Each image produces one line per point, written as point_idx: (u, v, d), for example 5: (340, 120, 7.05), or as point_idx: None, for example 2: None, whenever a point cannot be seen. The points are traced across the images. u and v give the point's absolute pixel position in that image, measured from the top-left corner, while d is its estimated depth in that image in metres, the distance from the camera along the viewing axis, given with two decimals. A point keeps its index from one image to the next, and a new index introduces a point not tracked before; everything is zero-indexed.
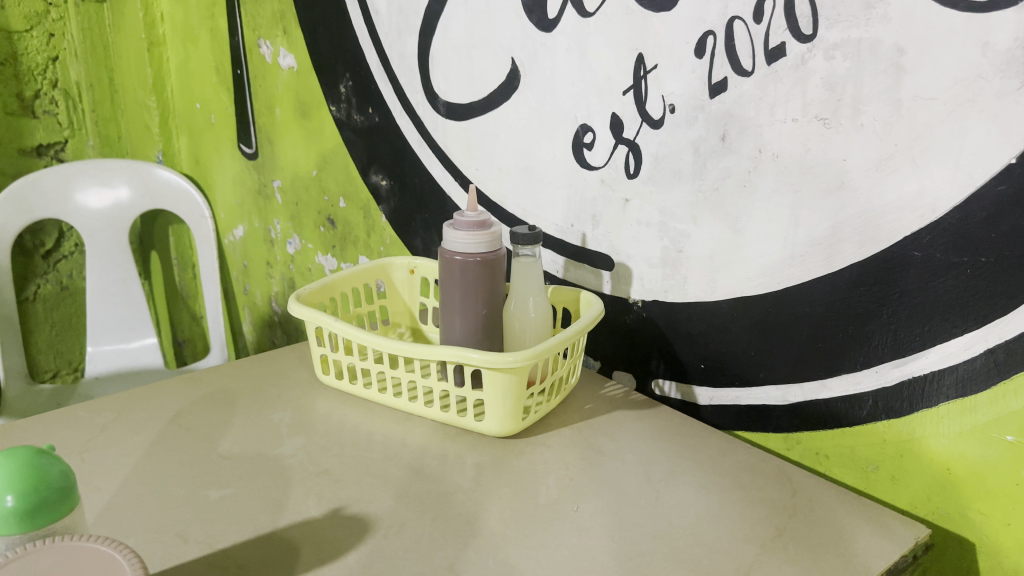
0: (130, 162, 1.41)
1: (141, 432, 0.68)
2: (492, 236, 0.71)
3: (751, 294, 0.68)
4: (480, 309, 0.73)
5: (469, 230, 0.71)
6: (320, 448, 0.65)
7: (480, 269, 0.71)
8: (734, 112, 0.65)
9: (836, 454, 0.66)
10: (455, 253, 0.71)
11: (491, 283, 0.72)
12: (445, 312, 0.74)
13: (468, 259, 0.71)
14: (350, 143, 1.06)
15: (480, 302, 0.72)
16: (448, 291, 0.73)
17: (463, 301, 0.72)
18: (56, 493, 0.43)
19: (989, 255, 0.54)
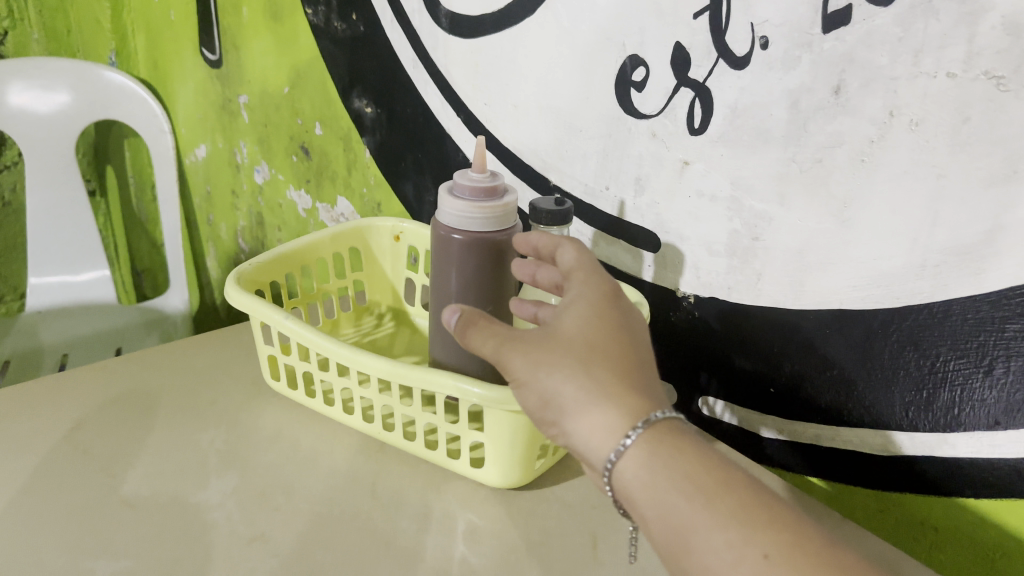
0: (77, 62, 1.20)
1: (23, 452, 0.50)
2: (504, 210, 0.53)
3: (853, 309, 0.50)
4: (483, 302, 0.55)
5: (472, 199, 0.53)
6: (258, 495, 0.48)
7: (487, 251, 0.54)
8: (856, 55, 0.46)
9: (959, 526, 0.49)
10: (453, 228, 0.54)
11: (500, 269, 0.55)
12: (438, 300, 0.57)
13: (470, 238, 0.54)
14: (328, 56, 0.86)
15: (486, 294, 0.55)
16: (442, 275, 0.56)
17: (463, 288, 0.55)
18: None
19: None
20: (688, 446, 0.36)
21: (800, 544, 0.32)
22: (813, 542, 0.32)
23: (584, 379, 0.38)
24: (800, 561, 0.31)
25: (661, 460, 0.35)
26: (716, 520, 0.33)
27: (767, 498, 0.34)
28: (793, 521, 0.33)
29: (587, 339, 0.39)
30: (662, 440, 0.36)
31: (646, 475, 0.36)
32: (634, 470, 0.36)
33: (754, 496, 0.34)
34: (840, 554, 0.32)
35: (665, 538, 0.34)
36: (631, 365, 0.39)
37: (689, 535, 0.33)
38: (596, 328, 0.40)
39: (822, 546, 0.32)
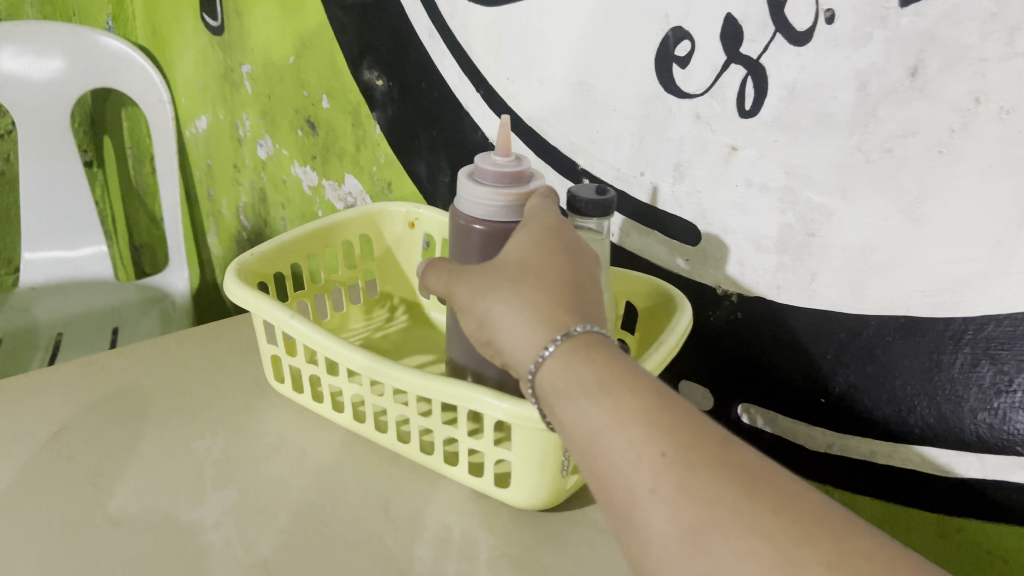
0: (71, 26, 1.14)
1: (1, 461, 0.46)
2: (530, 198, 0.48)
3: (921, 316, 0.45)
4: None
5: (494, 185, 0.48)
6: (259, 514, 0.43)
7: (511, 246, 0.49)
8: (938, 33, 0.40)
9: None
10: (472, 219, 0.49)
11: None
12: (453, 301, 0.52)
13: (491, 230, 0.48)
14: (336, 23, 0.80)
15: None
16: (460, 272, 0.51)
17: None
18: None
19: None
20: (604, 354, 0.35)
21: (701, 444, 0.31)
22: (714, 444, 0.31)
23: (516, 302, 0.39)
24: (697, 459, 0.30)
25: (578, 369, 0.35)
26: (620, 423, 0.32)
27: (676, 401, 0.33)
28: (697, 424, 0.32)
29: (525, 264, 0.41)
30: (579, 352, 0.35)
31: (562, 383, 0.35)
32: (552, 381, 0.36)
33: (661, 398, 0.33)
34: (744, 457, 0.30)
35: (579, 441, 0.34)
36: (568, 282, 0.40)
37: (595, 440, 0.33)
38: (538, 253, 0.42)
39: (724, 449, 0.31)
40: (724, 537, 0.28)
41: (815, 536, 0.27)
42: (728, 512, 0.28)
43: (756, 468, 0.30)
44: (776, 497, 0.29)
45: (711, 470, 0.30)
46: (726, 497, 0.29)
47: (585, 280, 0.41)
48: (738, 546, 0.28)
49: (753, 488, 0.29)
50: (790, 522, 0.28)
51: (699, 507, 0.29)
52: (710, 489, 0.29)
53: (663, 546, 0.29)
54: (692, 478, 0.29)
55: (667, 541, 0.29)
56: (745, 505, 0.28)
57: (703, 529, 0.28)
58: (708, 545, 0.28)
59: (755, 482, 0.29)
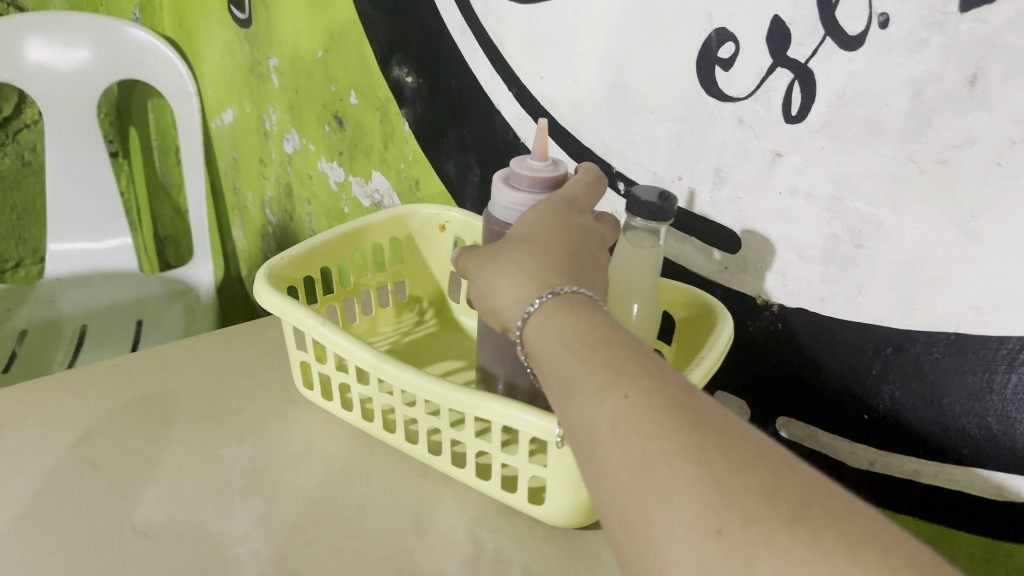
0: (99, 17, 1.13)
1: (28, 467, 0.45)
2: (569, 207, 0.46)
3: (973, 333, 0.43)
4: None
5: (532, 192, 0.47)
6: (285, 526, 0.42)
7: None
8: (1000, 40, 0.38)
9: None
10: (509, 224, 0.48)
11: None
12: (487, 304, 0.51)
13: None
14: (366, 19, 0.78)
15: None
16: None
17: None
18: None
19: None
20: (587, 309, 0.35)
21: (663, 388, 0.29)
22: (675, 389, 0.29)
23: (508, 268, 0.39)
24: (655, 401, 0.28)
25: (559, 321, 0.34)
26: (588, 366, 0.31)
27: (649, 354, 0.32)
28: (663, 372, 0.30)
29: (522, 232, 0.41)
30: (559, 310, 0.35)
31: (543, 337, 0.35)
32: (535, 335, 0.35)
33: (634, 348, 0.32)
34: (702, 401, 0.29)
35: (554, 392, 0.33)
36: (563, 248, 0.39)
37: (564, 389, 0.32)
38: (536, 222, 0.41)
39: (687, 396, 0.29)
40: (667, 465, 0.26)
41: (754, 471, 0.25)
42: (676, 442, 0.27)
43: (716, 410, 0.28)
44: (728, 432, 0.27)
45: (668, 406, 0.28)
46: (676, 428, 0.27)
47: (583, 248, 0.41)
48: (681, 475, 0.26)
49: (705, 427, 0.27)
50: (735, 453, 0.26)
51: (650, 440, 0.27)
52: (659, 423, 0.27)
53: (614, 481, 0.28)
54: (644, 415, 0.28)
55: (618, 475, 0.28)
56: (693, 436, 0.27)
57: (650, 459, 0.27)
58: (652, 474, 0.26)
59: (707, 421, 0.28)
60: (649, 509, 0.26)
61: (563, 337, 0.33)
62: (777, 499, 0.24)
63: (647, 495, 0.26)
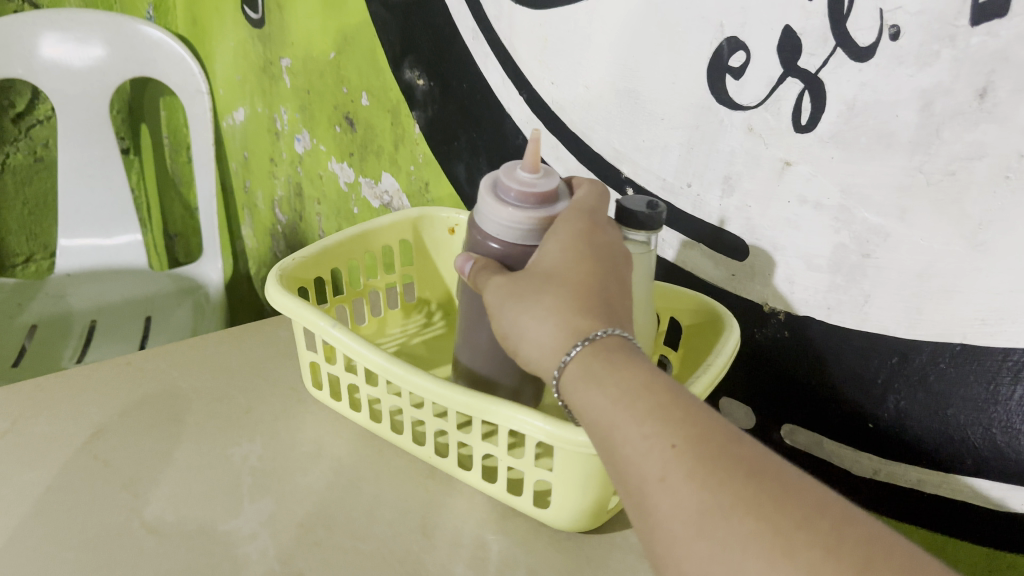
0: (112, 15, 1.14)
1: (40, 463, 0.46)
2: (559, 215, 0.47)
3: (980, 345, 0.44)
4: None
5: (518, 205, 0.47)
6: (293, 527, 0.42)
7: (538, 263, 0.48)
8: (1011, 54, 0.39)
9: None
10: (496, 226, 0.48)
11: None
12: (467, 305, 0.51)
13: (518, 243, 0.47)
14: (379, 21, 0.79)
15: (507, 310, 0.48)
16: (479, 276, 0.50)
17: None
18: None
19: None
20: (624, 351, 0.35)
21: (711, 436, 0.31)
22: (724, 437, 0.31)
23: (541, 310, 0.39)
24: (707, 451, 0.30)
25: (596, 364, 0.35)
26: (636, 414, 0.32)
27: (692, 399, 0.33)
28: (709, 418, 0.32)
29: (552, 271, 0.41)
30: (593, 350, 0.36)
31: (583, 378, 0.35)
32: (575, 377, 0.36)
33: (675, 394, 0.33)
34: (751, 450, 0.30)
35: (596, 433, 0.34)
36: (598, 287, 0.39)
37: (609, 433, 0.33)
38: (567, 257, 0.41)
39: (736, 445, 0.31)
40: (726, 521, 0.28)
41: (813, 523, 0.27)
42: (732, 498, 0.28)
43: (764, 459, 0.30)
44: (779, 485, 0.29)
45: (719, 460, 0.30)
46: (730, 483, 0.29)
47: (614, 283, 0.41)
48: (740, 530, 0.28)
49: (760, 479, 0.29)
50: (792, 509, 0.28)
51: (704, 493, 0.29)
52: (715, 475, 0.29)
53: (670, 532, 0.29)
54: (698, 467, 0.29)
55: (674, 527, 0.29)
56: (751, 491, 0.28)
57: (707, 513, 0.28)
58: (711, 528, 0.28)
59: (762, 473, 0.29)
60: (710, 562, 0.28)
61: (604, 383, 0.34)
62: (843, 555, 0.26)
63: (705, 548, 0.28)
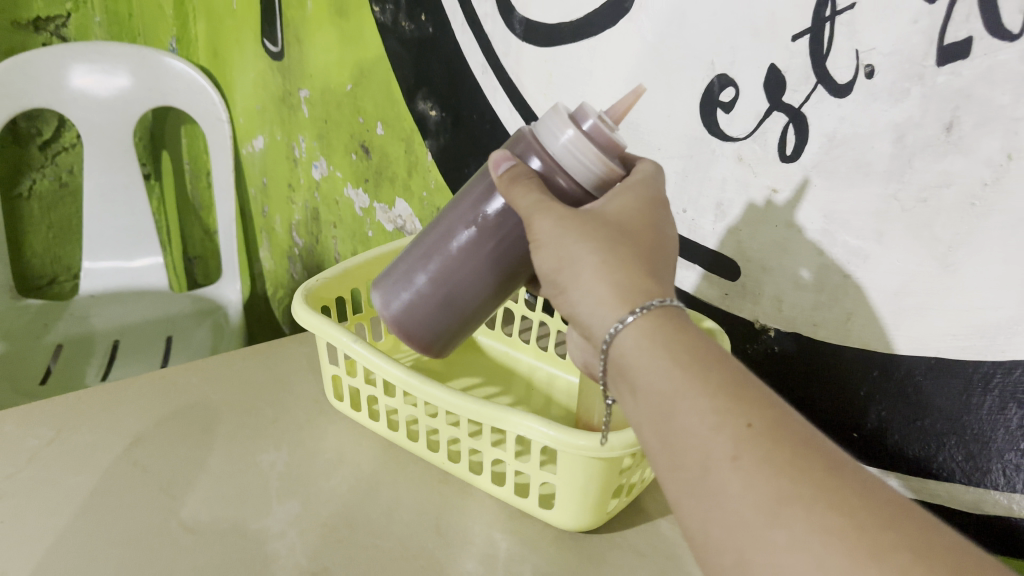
0: (138, 47, 1.19)
1: (83, 469, 0.50)
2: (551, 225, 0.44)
3: (954, 359, 0.47)
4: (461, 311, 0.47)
5: (587, 135, 0.43)
6: (317, 527, 0.46)
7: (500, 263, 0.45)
8: (974, 92, 0.42)
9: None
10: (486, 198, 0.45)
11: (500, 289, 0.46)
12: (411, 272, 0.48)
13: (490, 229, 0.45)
14: (394, 56, 0.83)
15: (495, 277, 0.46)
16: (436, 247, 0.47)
17: (451, 282, 0.46)
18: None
19: None
20: (689, 330, 0.34)
21: (786, 424, 0.29)
22: (798, 428, 0.29)
23: (607, 256, 0.37)
24: (783, 437, 0.28)
25: (661, 337, 0.33)
26: (706, 391, 0.30)
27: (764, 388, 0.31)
28: (784, 408, 0.30)
29: (619, 218, 0.39)
30: (660, 320, 0.34)
31: (645, 352, 0.33)
32: (635, 342, 0.34)
33: (748, 379, 0.31)
34: (826, 446, 0.29)
35: (649, 407, 0.32)
36: (658, 248, 0.39)
37: (670, 406, 0.31)
38: (631, 207, 0.40)
39: (810, 439, 0.29)
40: (805, 510, 0.26)
41: (900, 524, 0.25)
42: (815, 489, 0.27)
43: (839, 457, 0.28)
44: (859, 484, 0.27)
45: (796, 451, 0.28)
46: (812, 475, 0.27)
47: (666, 255, 0.40)
48: (819, 521, 0.26)
49: (840, 474, 0.27)
50: (878, 508, 0.26)
51: (782, 481, 0.27)
52: (793, 463, 0.27)
53: (737, 516, 0.27)
54: (774, 450, 0.28)
55: (740, 510, 0.27)
56: (834, 484, 0.27)
57: (783, 500, 0.27)
58: (788, 516, 0.26)
59: (841, 469, 0.28)
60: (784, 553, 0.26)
61: (668, 357, 0.32)
62: (934, 557, 0.24)
63: (780, 538, 0.26)
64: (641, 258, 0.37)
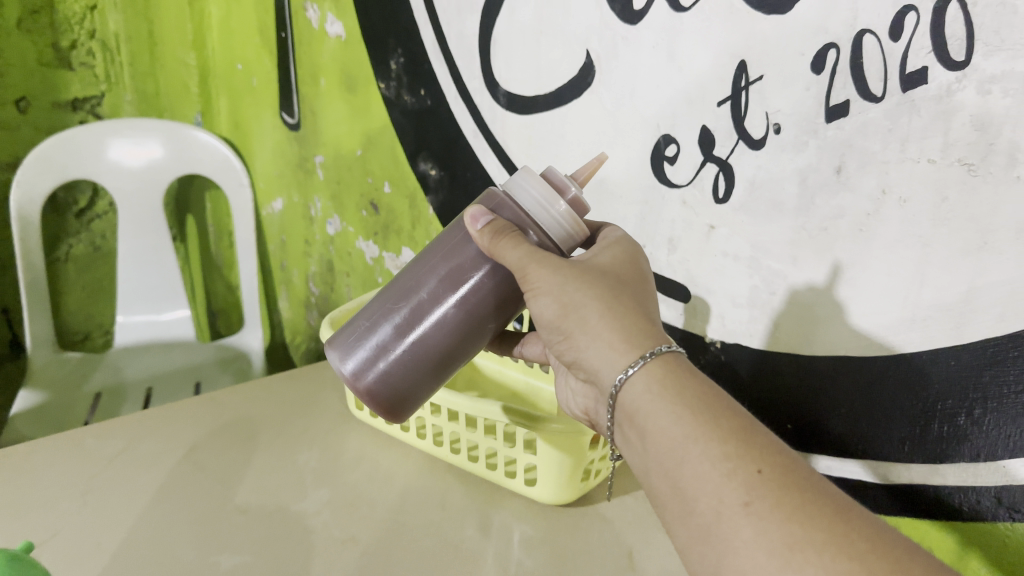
0: (167, 122, 1.33)
1: (152, 468, 0.61)
2: (493, 300, 0.54)
3: (858, 355, 0.59)
4: (408, 363, 0.55)
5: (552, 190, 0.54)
6: (346, 506, 0.57)
7: (466, 308, 0.54)
8: (854, 142, 0.54)
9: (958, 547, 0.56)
10: (449, 261, 0.55)
11: (457, 339, 0.55)
12: (375, 322, 0.56)
13: (454, 281, 0.54)
14: (399, 125, 0.96)
15: (476, 313, 0.54)
16: (407, 296, 0.55)
17: (422, 325, 0.54)
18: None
19: None
20: (699, 389, 0.43)
21: (793, 478, 0.37)
22: (801, 478, 0.37)
23: (614, 317, 0.46)
24: (791, 491, 0.36)
25: (674, 396, 0.42)
26: (717, 443, 0.39)
27: (770, 442, 0.40)
28: (788, 461, 0.38)
29: (613, 273, 0.50)
30: (672, 379, 0.43)
31: (662, 406, 0.42)
32: (654, 396, 0.43)
33: (754, 433, 0.40)
34: (828, 495, 0.37)
35: (663, 457, 0.41)
36: (645, 300, 0.49)
37: (687, 457, 0.39)
38: (614, 262, 0.51)
39: (813, 490, 0.37)
40: (814, 554, 0.34)
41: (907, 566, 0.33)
42: (822, 535, 0.35)
43: (842, 503, 0.37)
44: (859, 527, 0.35)
45: (803, 502, 0.36)
46: (821, 523, 0.35)
47: (651, 311, 0.50)
48: (825, 562, 0.34)
49: (843, 521, 0.35)
50: (881, 552, 0.34)
51: (792, 527, 0.35)
52: (803, 514, 0.36)
53: (750, 557, 0.35)
54: (782, 502, 0.36)
55: (755, 555, 0.35)
56: (839, 529, 0.35)
57: (793, 544, 0.35)
58: (799, 558, 0.34)
59: (843, 515, 0.36)
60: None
61: (681, 413, 0.41)
62: None
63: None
64: (635, 307, 0.47)
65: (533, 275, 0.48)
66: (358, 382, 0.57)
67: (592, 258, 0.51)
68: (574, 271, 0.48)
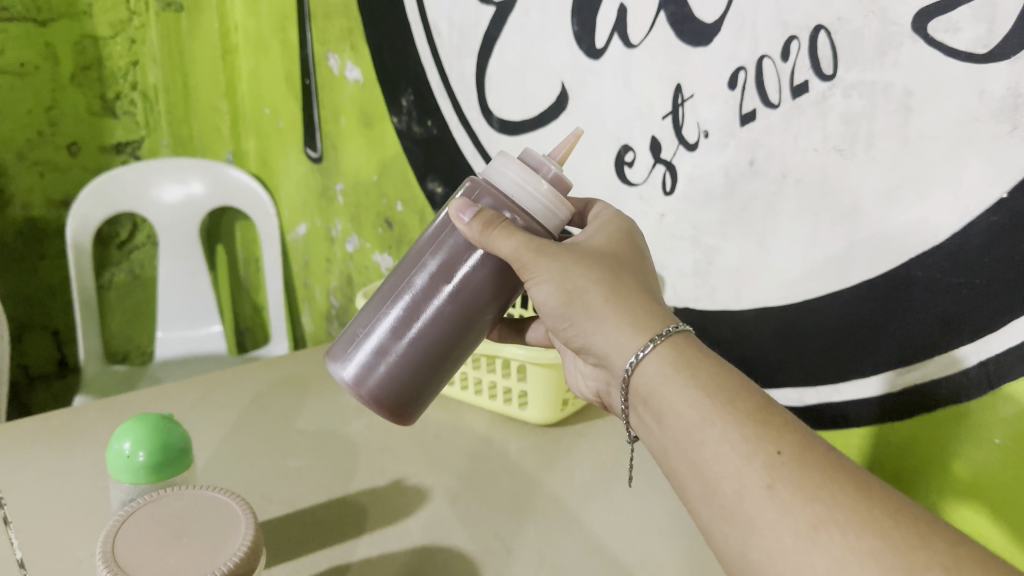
0: (204, 161, 1.51)
1: (226, 409, 0.78)
2: (480, 291, 0.60)
3: (774, 305, 0.76)
4: (406, 361, 0.61)
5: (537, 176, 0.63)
6: (382, 429, 0.76)
7: (457, 299, 0.60)
8: (761, 140, 0.72)
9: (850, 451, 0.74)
10: (436, 258, 0.61)
11: (452, 330, 0.61)
12: (371, 325, 0.62)
13: (444, 275, 0.60)
14: (409, 152, 1.15)
15: (471, 303, 0.60)
16: (400, 295, 0.61)
17: (416, 321, 0.60)
18: (130, 460, 0.55)
19: (969, 285, 0.59)
20: (710, 371, 0.48)
21: (809, 458, 0.43)
22: (817, 457, 0.43)
23: (618, 304, 0.51)
24: (811, 474, 0.42)
25: (689, 382, 0.47)
26: (736, 428, 0.44)
27: (783, 421, 0.45)
28: (802, 441, 0.44)
29: (609, 253, 0.55)
30: (683, 363, 0.48)
31: (681, 394, 0.47)
32: (671, 384, 0.48)
33: (767, 413, 0.45)
34: (845, 470, 0.42)
35: (685, 440, 0.46)
36: (643, 278, 0.54)
37: (708, 442, 0.45)
38: (606, 243, 0.56)
39: (830, 469, 0.42)
40: (838, 534, 0.39)
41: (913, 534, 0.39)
42: (844, 511, 0.40)
43: (857, 474, 0.42)
44: (877, 502, 0.40)
45: (824, 483, 0.41)
46: (844, 503, 0.40)
47: (649, 286, 0.54)
48: (845, 542, 0.39)
49: (862, 499, 0.41)
50: (896, 526, 0.39)
51: (815, 508, 0.41)
52: (825, 494, 0.41)
53: (778, 536, 0.41)
54: (805, 486, 0.41)
55: (783, 536, 0.40)
56: (855, 501, 0.40)
57: (816, 524, 0.40)
58: (823, 538, 0.39)
59: (861, 493, 0.41)
60: (823, 568, 0.39)
61: (698, 398, 0.46)
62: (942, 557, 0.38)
63: (820, 555, 0.39)
64: (639, 292, 0.52)
65: (531, 264, 0.53)
66: (360, 386, 0.62)
67: (587, 241, 0.56)
68: (571, 258, 0.52)
